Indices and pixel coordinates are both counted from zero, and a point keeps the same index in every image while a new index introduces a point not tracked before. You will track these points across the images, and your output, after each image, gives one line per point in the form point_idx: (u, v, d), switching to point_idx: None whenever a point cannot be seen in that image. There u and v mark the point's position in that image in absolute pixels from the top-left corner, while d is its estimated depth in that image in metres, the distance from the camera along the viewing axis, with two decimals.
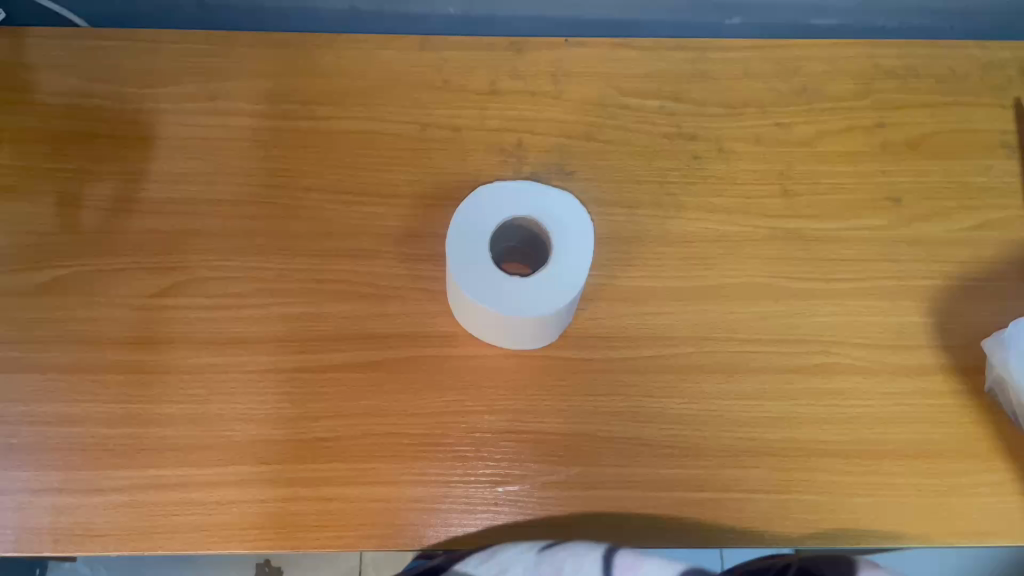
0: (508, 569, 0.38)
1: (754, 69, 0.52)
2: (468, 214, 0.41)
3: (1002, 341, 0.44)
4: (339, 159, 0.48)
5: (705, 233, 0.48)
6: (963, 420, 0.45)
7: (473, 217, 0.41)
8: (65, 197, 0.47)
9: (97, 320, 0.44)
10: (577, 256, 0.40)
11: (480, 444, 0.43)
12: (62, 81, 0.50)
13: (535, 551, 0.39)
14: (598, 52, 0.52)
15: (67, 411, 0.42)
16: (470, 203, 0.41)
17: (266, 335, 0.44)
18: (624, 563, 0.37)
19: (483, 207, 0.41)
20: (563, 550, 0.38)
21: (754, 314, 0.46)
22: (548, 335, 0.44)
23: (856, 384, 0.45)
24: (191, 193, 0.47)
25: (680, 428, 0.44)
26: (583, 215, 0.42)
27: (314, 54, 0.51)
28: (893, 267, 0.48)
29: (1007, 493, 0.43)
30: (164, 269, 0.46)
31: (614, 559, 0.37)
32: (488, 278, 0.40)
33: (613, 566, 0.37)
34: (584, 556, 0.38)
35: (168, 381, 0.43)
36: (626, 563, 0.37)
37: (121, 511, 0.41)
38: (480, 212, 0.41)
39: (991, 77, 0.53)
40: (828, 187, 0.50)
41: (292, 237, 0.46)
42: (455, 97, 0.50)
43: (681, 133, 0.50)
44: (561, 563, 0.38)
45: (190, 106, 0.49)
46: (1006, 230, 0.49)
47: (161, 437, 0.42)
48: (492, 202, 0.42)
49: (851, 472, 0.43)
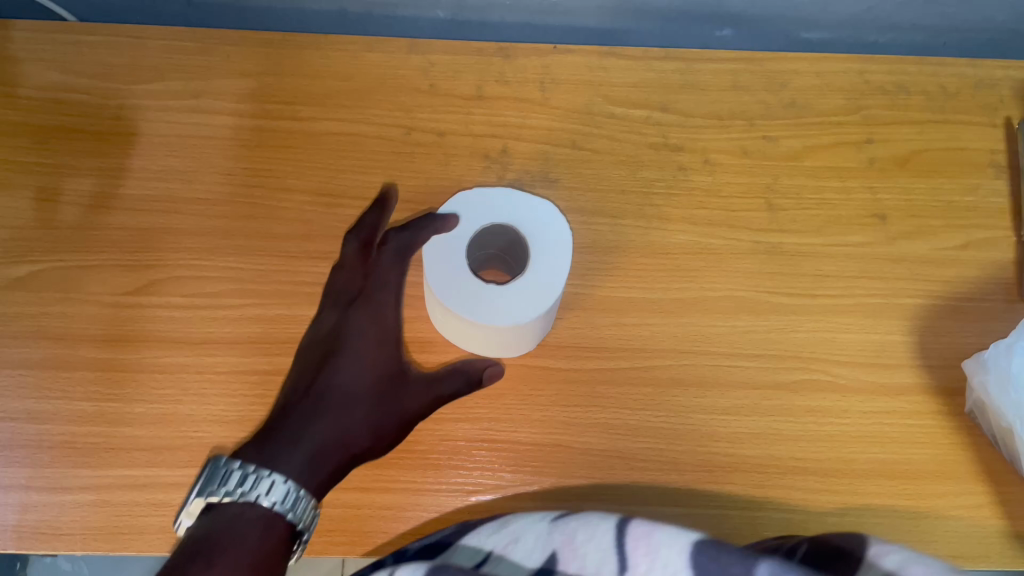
0: (520, 538, 0.37)
1: (743, 81, 0.52)
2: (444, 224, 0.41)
3: (983, 362, 0.43)
4: (322, 160, 0.48)
5: (688, 245, 0.48)
6: (941, 442, 0.44)
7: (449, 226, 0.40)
8: (45, 192, 0.47)
9: (71, 316, 0.44)
10: (556, 262, 0.40)
11: (453, 452, 0.43)
12: (45, 75, 0.49)
13: (548, 521, 0.38)
14: (586, 60, 0.52)
15: (36, 408, 0.42)
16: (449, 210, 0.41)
17: (241, 336, 0.44)
18: (636, 533, 0.34)
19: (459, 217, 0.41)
20: (576, 519, 0.37)
21: (735, 328, 0.46)
22: (528, 344, 0.43)
23: (835, 402, 0.45)
24: (171, 190, 0.47)
25: (657, 442, 0.43)
26: (560, 217, 0.41)
27: (299, 54, 0.50)
28: (877, 285, 0.48)
29: (984, 516, 0.43)
30: (140, 267, 0.45)
31: (626, 528, 0.34)
32: (466, 288, 0.39)
33: (625, 535, 0.34)
34: (596, 527, 0.35)
35: (140, 381, 0.43)
36: (637, 534, 0.34)
37: (86, 511, 0.40)
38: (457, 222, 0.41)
39: (985, 96, 0.52)
40: (813, 202, 0.49)
41: (271, 239, 0.46)
42: (441, 102, 0.50)
43: (667, 144, 0.50)
44: (573, 532, 0.36)
45: (174, 105, 0.49)
46: (992, 250, 0.49)
47: (130, 436, 0.42)
48: (468, 211, 0.41)
49: (825, 491, 0.43)
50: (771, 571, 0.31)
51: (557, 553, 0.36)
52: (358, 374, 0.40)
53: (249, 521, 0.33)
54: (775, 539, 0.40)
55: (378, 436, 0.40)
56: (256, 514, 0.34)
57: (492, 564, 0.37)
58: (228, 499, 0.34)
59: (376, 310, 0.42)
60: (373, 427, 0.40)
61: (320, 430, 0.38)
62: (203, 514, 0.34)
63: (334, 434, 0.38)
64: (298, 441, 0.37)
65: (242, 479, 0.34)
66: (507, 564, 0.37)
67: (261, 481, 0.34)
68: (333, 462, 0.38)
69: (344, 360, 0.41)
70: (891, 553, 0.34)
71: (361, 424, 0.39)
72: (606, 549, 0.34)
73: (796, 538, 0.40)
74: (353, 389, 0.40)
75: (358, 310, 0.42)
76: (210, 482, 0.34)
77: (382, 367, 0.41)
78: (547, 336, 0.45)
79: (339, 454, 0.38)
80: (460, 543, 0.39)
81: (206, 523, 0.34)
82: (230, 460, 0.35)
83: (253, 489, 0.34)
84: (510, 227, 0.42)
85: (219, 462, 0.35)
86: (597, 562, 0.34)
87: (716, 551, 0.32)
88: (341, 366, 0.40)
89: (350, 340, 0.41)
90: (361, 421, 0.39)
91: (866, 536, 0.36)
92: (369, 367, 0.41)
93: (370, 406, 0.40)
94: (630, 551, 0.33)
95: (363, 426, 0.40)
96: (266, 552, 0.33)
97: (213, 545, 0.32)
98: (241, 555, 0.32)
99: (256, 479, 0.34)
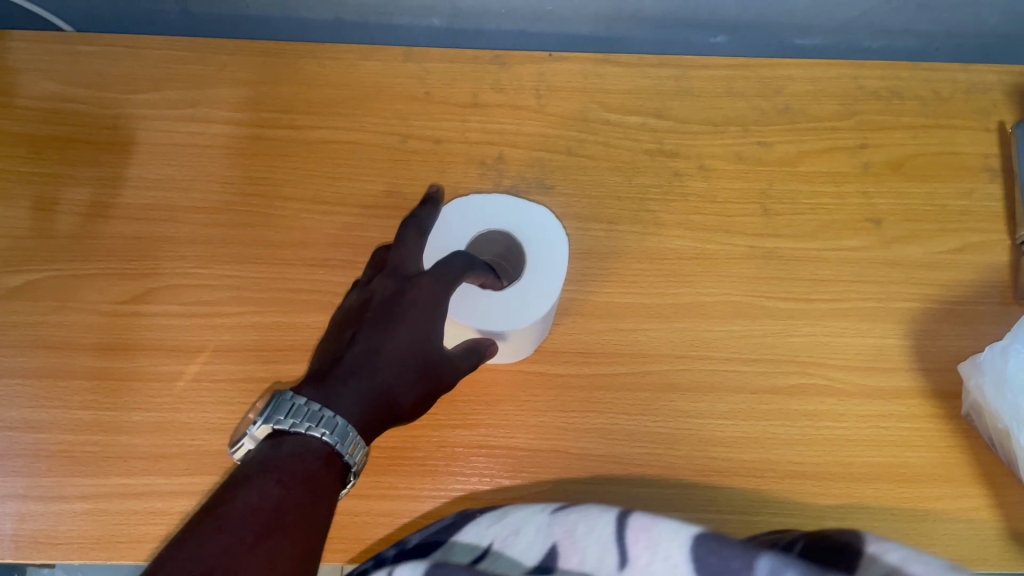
0: (520, 530, 0.38)
1: (737, 87, 0.52)
2: (438, 236, 0.41)
3: (978, 364, 0.43)
4: (319, 169, 0.48)
5: (684, 250, 0.48)
6: (938, 444, 0.44)
7: (443, 238, 0.41)
8: (42, 202, 0.47)
9: (69, 325, 0.44)
10: (551, 267, 0.41)
11: (451, 458, 0.43)
12: (43, 84, 0.49)
13: (547, 513, 0.38)
14: (581, 67, 0.52)
15: (35, 417, 0.42)
16: (450, 217, 0.41)
17: (238, 344, 0.44)
18: (637, 526, 0.35)
19: (453, 228, 0.41)
20: (575, 511, 0.38)
21: (731, 333, 0.46)
22: (523, 351, 0.44)
23: (832, 406, 0.45)
24: (168, 199, 0.47)
25: (653, 446, 0.43)
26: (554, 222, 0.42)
27: (295, 62, 0.50)
28: (873, 288, 0.48)
29: (982, 519, 0.43)
30: (137, 276, 0.46)
31: (627, 521, 0.36)
32: (462, 296, 0.39)
33: (626, 529, 0.35)
34: (596, 519, 0.37)
35: (137, 389, 0.43)
36: (638, 526, 0.35)
37: (84, 519, 0.40)
38: (449, 234, 0.41)
39: (978, 100, 0.52)
40: (808, 206, 0.50)
41: (268, 247, 0.46)
42: (437, 110, 0.50)
43: (662, 150, 0.50)
44: (573, 525, 0.37)
45: (171, 114, 0.49)
46: (987, 253, 0.49)
47: (127, 445, 0.42)
48: (461, 222, 0.42)
49: (823, 495, 0.43)
50: (770, 566, 0.31)
51: (557, 546, 0.36)
52: (412, 341, 0.35)
53: (310, 454, 0.30)
54: (770, 535, 0.40)
55: (416, 404, 0.35)
56: (318, 446, 0.31)
57: (490, 560, 0.37)
58: (294, 430, 0.31)
59: (440, 280, 0.37)
60: (416, 397, 0.35)
61: (371, 388, 0.33)
62: (264, 443, 0.31)
63: (382, 393, 0.33)
64: (350, 392, 0.33)
65: (307, 413, 0.31)
66: (506, 559, 0.37)
67: (327, 420, 0.31)
68: (378, 422, 0.33)
69: (397, 325, 0.35)
70: (891, 550, 0.34)
71: (407, 387, 0.35)
72: (607, 541, 0.35)
73: (791, 533, 0.40)
74: (403, 356, 0.35)
75: (418, 277, 0.37)
76: (276, 411, 0.31)
77: (434, 338, 0.36)
78: (542, 342, 0.45)
79: (382, 414, 0.33)
80: (455, 539, 0.39)
81: (266, 451, 0.30)
82: (295, 395, 0.32)
83: (320, 425, 0.31)
84: (504, 235, 0.42)
85: (283, 395, 0.32)
86: (597, 554, 0.35)
87: (716, 544, 0.33)
88: (394, 330, 0.35)
89: (404, 304, 0.36)
90: (408, 389, 0.35)
91: (863, 535, 0.36)
92: (421, 337, 0.35)
93: (417, 372, 0.35)
94: (630, 543, 0.35)
95: (408, 394, 0.35)
96: (325, 486, 0.30)
97: (271, 472, 0.29)
98: (301, 484, 0.29)
99: (322, 415, 0.31)
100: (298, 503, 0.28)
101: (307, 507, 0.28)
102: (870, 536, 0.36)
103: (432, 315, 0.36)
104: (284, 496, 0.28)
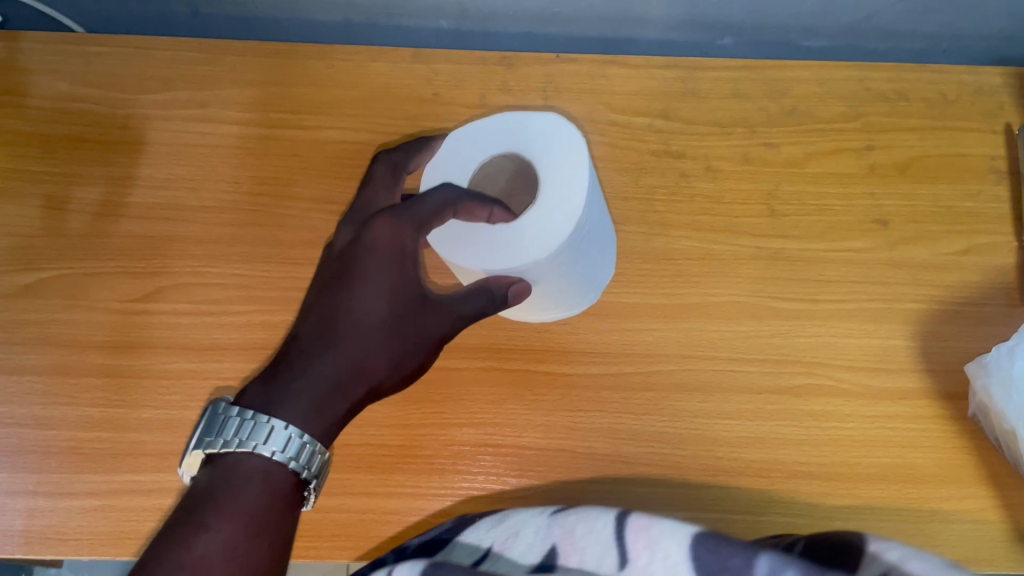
0: (519, 532, 0.38)
1: (744, 88, 0.52)
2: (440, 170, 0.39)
3: (984, 365, 0.43)
4: (328, 168, 0.48)
5: (691, 251, 0.48)
6: (945, 445, 0.44)
7: (448, 170, 0.39)
8: (52, 201, 0.48)
9: (79, 323, 0.45)
10: (567, 175, 0.37)
11: (458, 457, 0.43)
12: (55, 85, 0.50)
13: (547, 514, 0.38)
14: (589, 68, 0.52)
15: (45, 414, 0.43)
16: (449, 152, 0.39)
17: (247, 343, 0.44)
18: (636, 526, 0.35)
19: (456, 159, 0.39)
20: (574, 512, 0.38)
21: (737, 333, 0.46)
22: (547, 292, 0.42)
23: (838, 407, 0.45)
24: (177, 199, 0.48)
25: (659, 446, 0.44)
26: (578, 147, 0.37)
27: (304, 64, 0.51)
28: (880, 290, 0.48)
29: (989, 520, 0.43)
30: (147, 274, 0.46)
31: (626, 520, 0.36)
32: (467, 231, 0.38)
33: (625, 528, 0.36)
34: (596, 519, 0.37)
35: (147, 387, 0.43)
36: (638, 526, 0.35)
37: (93, 516, 0.41)
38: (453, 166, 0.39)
39: (984, 102, 0.52)
40: (815, 207, 0.50)
41: (277, 246, 0.47)
42: (444, 111, 0.50)
43: (668, 150, 0.50)
44: (572, 526, 0.37)
45: (181, 114, 0.50)
46: (994, 255, 0.49)
47: (137, 442, 0.42)
48: (466, 150, 0.39)
49: (829, 494, 0.43)
50: (770, 565, 0.32)
51: (557, 547, 0.37)
52: (374, 297, 0.34)
53: (245, 482, 0.30)
54: (772, 538, 0.40)
55: (396, 365, 0.34)
56: (254, 467, 0.31)
57: (491, 561, 0.38)
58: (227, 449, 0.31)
59: (407, 228, 0.35)
60: (390, 359, 0.33)
61: (332, 358, 0.32)
62: (208, 463, 0.32)
63: (347, 364, 0.32)
64: (309, 369, 0.32)
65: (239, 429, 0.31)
66: (507, 560, 0.38)
67: (258, 431, 0.31)
68: (347, 394, 0.32)
69: (357, 287, 0.34)
70: (892, 549, 0.34)
71: (380, 352, 0.33)
72: (606, 542, 0.36)
73: (794, 535, 0.40)
74: (366, 321, 0.33)
75: (381, 224, 0.35)
76: (207, 432, 0.31)
77: (404, 288, 0.34)
78: (578, 290, 0.43)
79: (350, 385, 0.32)
80: (458, 539, 0.40)
81: (206, 475, 0.31)
82: (227, 407, 0.32)
83: (250, 439, 0.31)
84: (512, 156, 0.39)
85: (217, 409, 0.32)
86: (597, 554, 0.36)
87: (716, 543, 0.33)
88: (353, 293, 0.34)
89: (366, 262, 0.34)
90: (379, 354, 0.33)
91: (863, 533, 0.36)
92: (386, 298, 0.34)
93: (386, 333, 0.33)
94: (629, 543, 0.35)
95: (382, 359, 0.33)
96: (264, 512, 0.30)
97: (204, 510, 0.29)
98: (235, 518, 0.29)
99: (253, 426, 0.31)
100: (231, 544, 0.29)
101: (242, 543, 0.29)
102: (870, 535, 0.36)
103: (397, 270, 0.34)
104: (215, 539, 0.28)
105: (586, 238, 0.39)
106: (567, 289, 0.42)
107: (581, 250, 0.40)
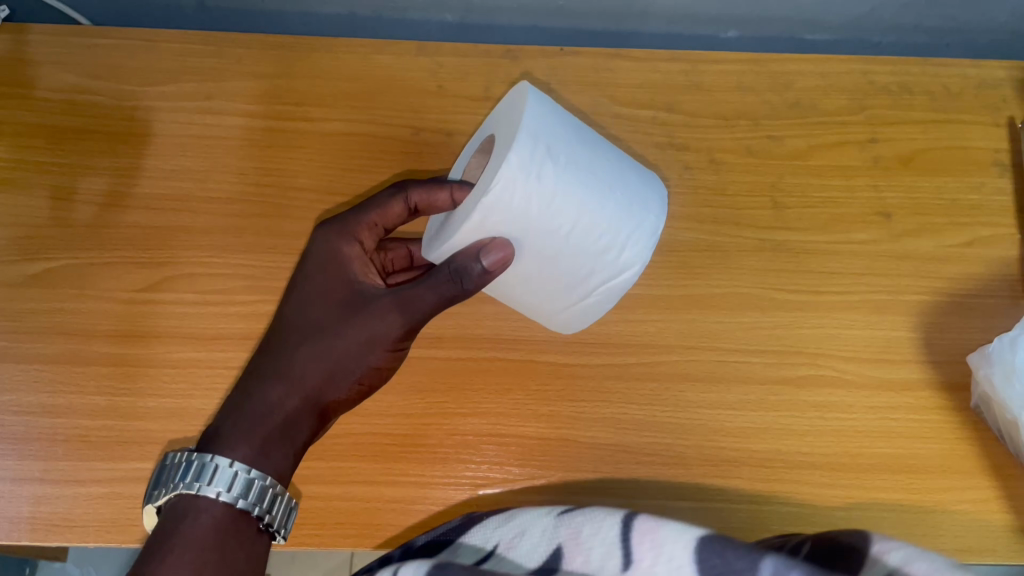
0: (526, 531, 0.38)
1: (748, 81, 0.52)
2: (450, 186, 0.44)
3: (988, 355, 0.43)
4: (333, 161, 0.49)
5: (694, 242, 0.48)
6: (947, 436, 0.44)
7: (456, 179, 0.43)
8: (59, 191, 0.48)
9: (86, 313, 0.45)
10: (514, 115, 0.37)
11: (461, 446, 0.43)
12: (63, 77, 0.50)
13: (553, 515, 0.38)
14: (593, 61, 0.52)
15: (53, 402, 0.43)
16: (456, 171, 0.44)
17: (252, 332, 0.45)
18: (643, 528, 0.35)
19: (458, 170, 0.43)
20: (582, 513, 0.38)
21: (740, 324, 0.46)
22: (554, 247, 0.38)
23: (841, 398, 0.45)
24: (183, 190, 0.48)
25: (663, 435, 0.44)
26: (522, 90, 0.38)
27: (309, 57, 0.51)
28: (883, 281, 0.48)
29: (992, 511, 0.43)
30: (153, 264, 0.46)
31: (632, 523, 0.36)
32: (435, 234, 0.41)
33: (631, 530, 0.35)
34: (602, 521, 0.37)
35: (152, 376, 0.44)
36: (644, 529, 0.35)
37: (100, 503, 0.41)
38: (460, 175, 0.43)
39: (987, 95, 0.52)
40: (818, 199, 0.50)
41: (282, 237, 0.47)
42: (449, 103, 0.50)
43: (672, 143, 0.51)
44: (579, 526, 0.37)
45: (188, 107, 0.50)
46: (997, 247, 0.49)
47: (143, 429, 0.43)
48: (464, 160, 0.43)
49: (832, 484, 0.43)
50: (775, 567, 0.32)
51: (562, 547, 0.37)
52: (309, 320, 0.40)
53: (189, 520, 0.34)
54: (783, 535, 0.41)
55: (332, 373, 0.38)
56: (197, 505, 0.34)
57: (495, 561, 0.39)
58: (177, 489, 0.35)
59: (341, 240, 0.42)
60: (325, 368, 0.38)
61: (268, 375, 0.38)
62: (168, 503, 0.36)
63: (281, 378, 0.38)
64: (251, 387, 0.38)
65: (185, 470, 0.35)
66: (509, 560, 0.38)
67: (198, 471, 0.35)
68: (283, 403, 0.37)
69: (295, 313, 0.40)
70: (894, 549, 0.34)
71: (313, 363, 0.38)
72: (611, 543, 0.35)
73: (800, 535, 0.40)
74: (301, 338, 0.39)
75: (318, 257, 0.42)
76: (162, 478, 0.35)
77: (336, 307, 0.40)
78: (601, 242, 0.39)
79: (283, 394, 0.37)
80: (463, 539, 0.40)
81: (166, 514, 0.35)
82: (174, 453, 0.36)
83: (193, 480, 0.34)
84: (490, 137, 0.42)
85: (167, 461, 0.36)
86: (602, 556, 0.35)
87: (722, 545, 0.33)
88: (293, 319, 0.40)
89: (306, 292, 0.41)
90: (313, 365, 0.38)
91: (869, 533, 0.36)
92: (320, 316, 0.40)
93: (320, 345, 0.38)
94: (635, 546, 0.35)
95: (316, 369, 0.38)
96: (205, 544, 0.33)
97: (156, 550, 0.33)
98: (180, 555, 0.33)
99: (196, 465, 0.35)
100: None
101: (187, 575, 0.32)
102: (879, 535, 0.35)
103: (330, 291, 0.41)
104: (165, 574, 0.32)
105: (558, 168, 0.36)
106: (580, 240, 0.38)
107: (563, 183, 0.36)
